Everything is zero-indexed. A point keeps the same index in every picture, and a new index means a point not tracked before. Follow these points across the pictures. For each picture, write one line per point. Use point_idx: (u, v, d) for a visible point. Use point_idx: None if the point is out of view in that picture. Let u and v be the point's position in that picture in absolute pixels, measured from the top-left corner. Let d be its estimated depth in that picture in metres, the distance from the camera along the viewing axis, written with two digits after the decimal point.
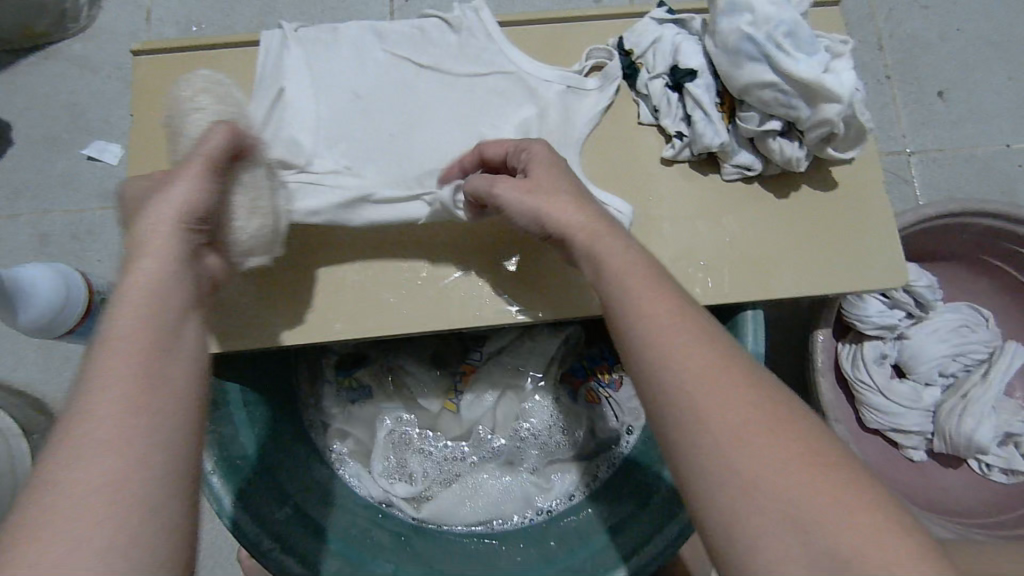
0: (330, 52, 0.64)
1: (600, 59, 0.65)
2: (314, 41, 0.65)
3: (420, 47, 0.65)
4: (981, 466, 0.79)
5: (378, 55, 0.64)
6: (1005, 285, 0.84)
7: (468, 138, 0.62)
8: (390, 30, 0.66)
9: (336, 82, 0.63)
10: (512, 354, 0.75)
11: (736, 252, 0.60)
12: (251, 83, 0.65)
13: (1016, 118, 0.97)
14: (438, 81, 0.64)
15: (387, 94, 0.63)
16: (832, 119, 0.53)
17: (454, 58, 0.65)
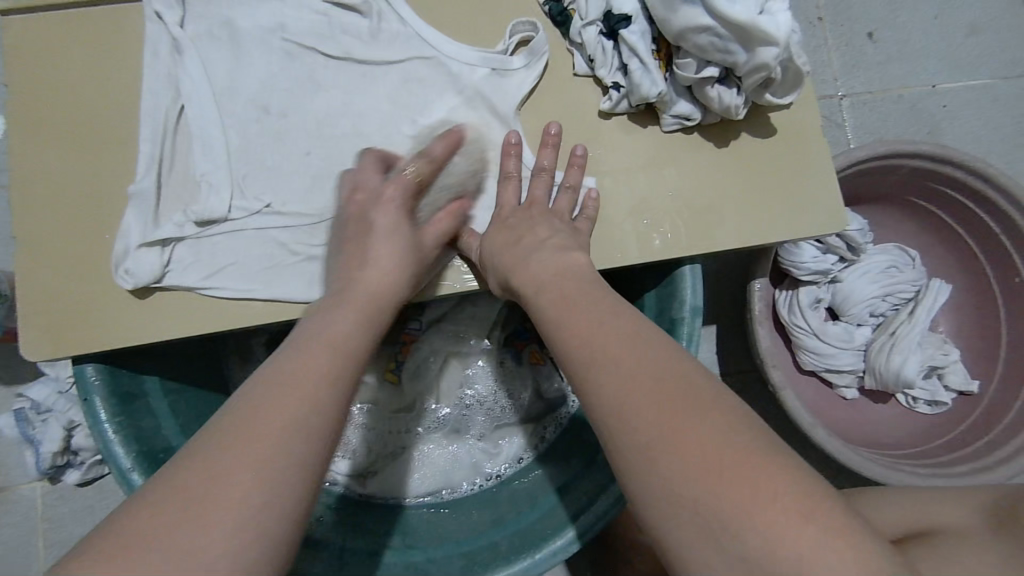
0: (231, 39, 0.59)
1: (524, 34, 0.61)
2: (207, 36, 0.59)
3: (325, 36, 0.60)
4: (908, 399, 0.84)
5: (280, 46, 0.60)
6: (931, 224, 0.87)
7: (387, 137, 0.59)
8: (288, 16, 0.61)
9: (232, 89, 0.59)
10: (452, 321, 0.73)
11: (674, 206, 0.59)
12: (137, 73, 0.59)
13: (941, 57, 0.99)
14: (349, 76, 0.60)
15: (295, 90, 0.59)
16: (769, 63, 0.51)
17: (364, 46, 0.60)
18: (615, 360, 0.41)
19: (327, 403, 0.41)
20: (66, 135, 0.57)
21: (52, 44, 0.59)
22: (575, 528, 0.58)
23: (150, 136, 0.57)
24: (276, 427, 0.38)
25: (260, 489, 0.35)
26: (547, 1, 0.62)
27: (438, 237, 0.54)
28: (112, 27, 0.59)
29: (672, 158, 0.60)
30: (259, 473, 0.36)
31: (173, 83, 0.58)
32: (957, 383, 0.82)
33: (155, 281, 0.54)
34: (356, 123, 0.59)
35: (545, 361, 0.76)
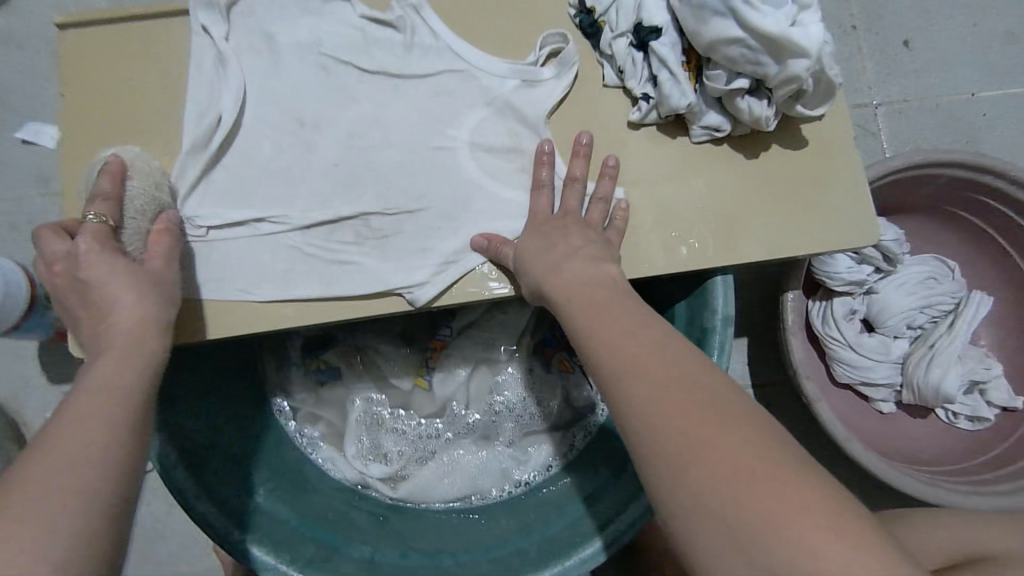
0: (271, 53, 0.62)
1: (555, 46, 0.62)
2: (246, 49, 0.61)
3: (360, 50, 0.62)
4: (947, 415, 0.81)
5: (317, 59, 0.62)
6: (970, 236, 0.84)
7: (419, 146, 0.60)
8: (323, 31, 0.62)
9: (267, 101, 0.61)
10: (482, 327, 0.74)
11: (706, 215, 0.59)
12: (180, 85, 0.61)
13: (980, 65, 0.97)
14: (383, 87, 0.62)
15: (330, 102, 0.61)
16: (800, 75, 0.51)
17: (397, 59, 0.62)
18: (642, 369, 0.41)
19: (120, 418, 0.41)
20: (115, 144, 0.60)
21: (102, 58, 0.62)
22: (603, 538, 0.58)
23: (191, 144, 0.58)
24: (100, 437, 0.40)
25: (60, 500, 0.36)
26: (578, 14, 0.62)
27: (164, 263, 0.51)
28: (159, 41, 0.62)
29: (704, 167, 0.60)
30: (51, 486, 0.37)
31: (212, 94, 0.60)
32: (1000, 399, 0.80)
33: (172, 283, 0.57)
34: (387, 133, 0.61)
35: (574, 368, 0.76)
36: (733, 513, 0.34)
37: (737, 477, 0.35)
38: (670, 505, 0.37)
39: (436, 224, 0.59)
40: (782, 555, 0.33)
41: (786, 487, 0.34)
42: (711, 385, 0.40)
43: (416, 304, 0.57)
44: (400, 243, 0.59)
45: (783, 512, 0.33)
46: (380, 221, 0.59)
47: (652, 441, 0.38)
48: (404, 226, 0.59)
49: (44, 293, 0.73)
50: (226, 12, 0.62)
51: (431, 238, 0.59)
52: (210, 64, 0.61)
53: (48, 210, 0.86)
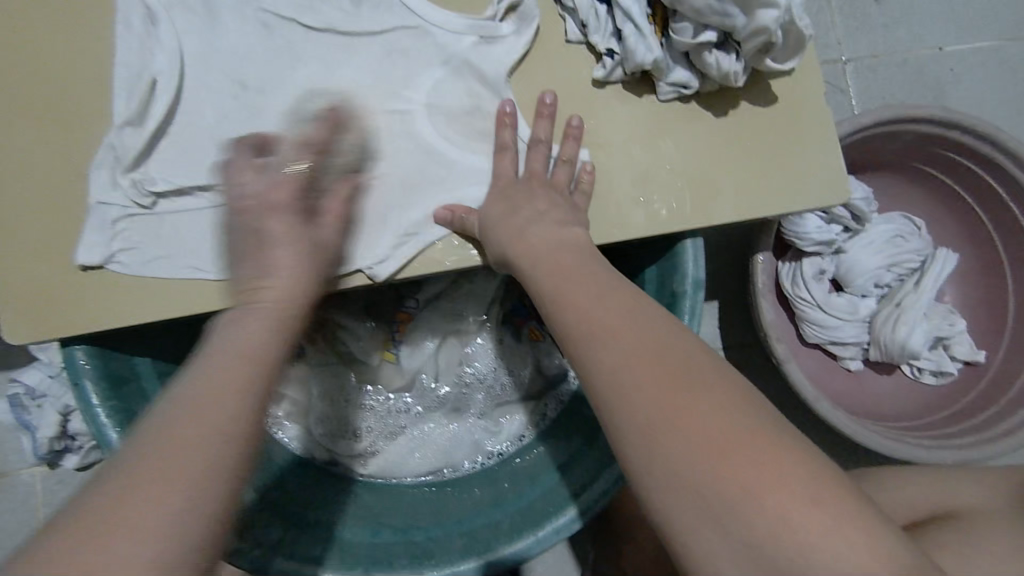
0: (210, 10, 0.57)
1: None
2: (182, 6, 0.57)
3: (305, 5, 0.58)
4: (913, 370, 0.83)
5: (259, 16, 0.58)
6: (937, 192, 0.84)
7: (372, 109, 0.57)
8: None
9: (208, 63, 0.57)
10: (449, 299, 0.72)
11: (675, 177, 0.57)
12: (107, 48, 0.56)
13: (947, 18, 0.96)
14: (331, 45, 0.58)
15: (275, 62, 0.57)
16: (769, 26, 0.49)
17: (346, 15, 0.58)
18: (609, 340, 0.40)
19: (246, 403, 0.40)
20: (43, 114, 0.56)
21: (19, 19, 0.56)
22: (577, 506, 0.57)
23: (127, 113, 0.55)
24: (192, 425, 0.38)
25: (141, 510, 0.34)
26: None
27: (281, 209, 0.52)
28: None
29: (672, 127, 0.58)
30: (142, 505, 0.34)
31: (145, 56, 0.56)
32: (963, 353, 0.81)
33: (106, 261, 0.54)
34: (339, 95, 0.57)
35: (544, 337, 0.75)
36: (703, 487, 0.33)
37: (706, 449, 0.34)
38: (640, 477, 0.36)
39: (394, 192, 0.56)
40: (752, 527, 0.32)
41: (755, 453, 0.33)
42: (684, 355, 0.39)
43: (377, 278, 0.55)
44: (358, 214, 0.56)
45: (754, 484, 0.32)
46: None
47: (624, 411, 0.37)
48: None
49: None
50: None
51: (388, 208, 0.56)
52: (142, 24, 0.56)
53: None
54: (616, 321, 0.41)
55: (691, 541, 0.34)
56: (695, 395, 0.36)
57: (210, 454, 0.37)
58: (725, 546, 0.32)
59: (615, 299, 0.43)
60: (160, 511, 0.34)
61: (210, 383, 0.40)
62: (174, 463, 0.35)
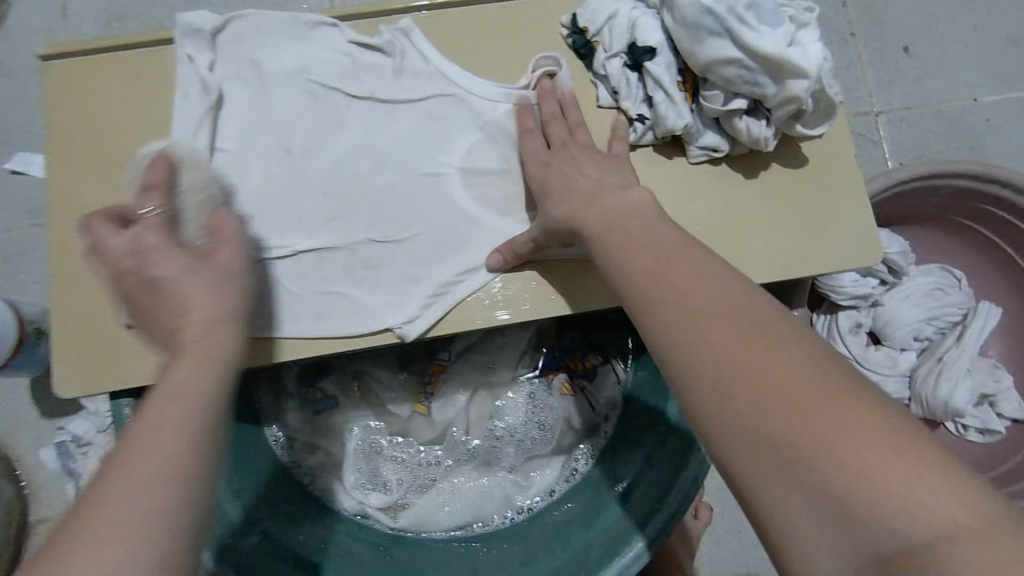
0: (259, 81, 0.61)
1: (548, 68, 0.61)
2: (234, 78, 0.61)
3: (348, 76, 0.61)
4: (957, 428, 0.79)
5: (305, 86, 0.61)
6: (977, 245, 0.83)
7: (410, 173, 0.59)
8: (308, 59, 0.61)
9: (257, 131, 0.60)
10: (480, 351, 0.73)
11: (707, 238, 0.57)
12: (163, 117, 0.60)
13: (981, 69, 0.96)
14: (373, 112, 0.60)
15: (318, 129, 0.60)
16: (799, 96, 0.50)
17: (387, 84, 0.61)
18: (691, 323, 0.40)
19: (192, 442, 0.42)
20: (103, 180, 0.59)
21: (84, 91, 0.61)
22: (643, 538, 0.59)
23: None
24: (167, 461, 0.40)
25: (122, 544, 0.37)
26: (570, 34, 0.61)
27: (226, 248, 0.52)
28: (143, 71, 0.61)
29: (704, 189, 0.58)
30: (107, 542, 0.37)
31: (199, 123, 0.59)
32: (1011, 410, 0.79)
33: None
34: (379, 160, 0.60)
35: (576, 390, 0.74)
36: (814, 473, 0.33)
37: (815, 433, 0.34)
38: None
39: (428, 252, 0.58)
40: (869, 508, 0.32)
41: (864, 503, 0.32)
42: (774, 331, 0.38)
43: (408, 338, 0.56)
44: (392, 274, 0.58)
45: (869, 464, 0.32)
46: (370, 250, 0.58)
47: (715, 406, 0.37)
48: (394, 256, 0.58)
49: (35, 330, 0.73)
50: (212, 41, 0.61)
51: (422, 268, 0.58)
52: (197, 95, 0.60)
53: (37, 241, 0.85)
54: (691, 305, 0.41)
55: (805, 524, 0.33)
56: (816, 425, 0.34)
57: (159, 498, 0.39)
58: (839, 531, 0.32)
59: (714, 308, 0.40)
60: (111, 560, 0.36)
61: (182, 425, 0.43)
62: (131, 511, 0.38)
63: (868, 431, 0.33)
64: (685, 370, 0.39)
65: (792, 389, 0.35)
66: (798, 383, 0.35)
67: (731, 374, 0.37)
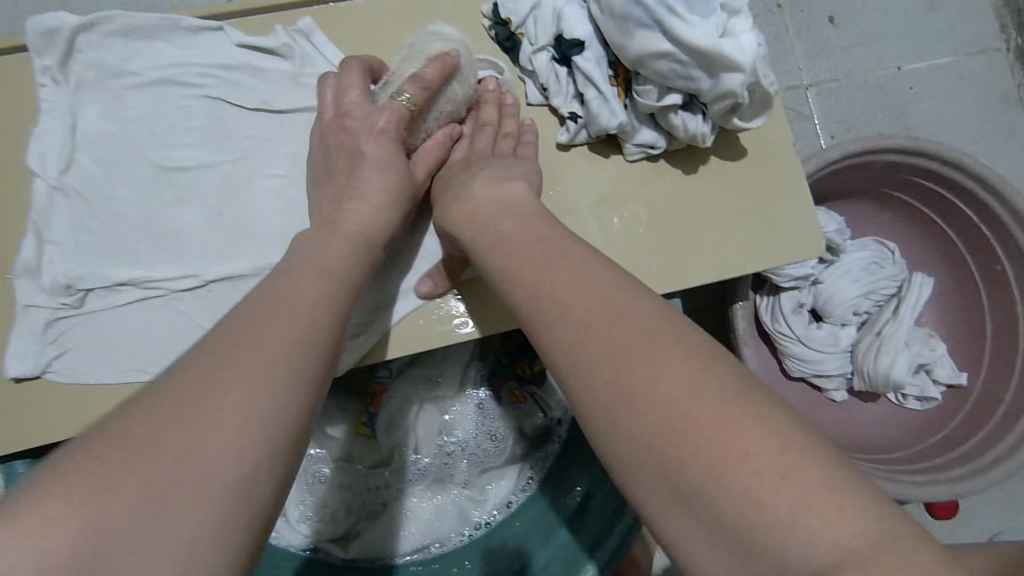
0: (139, 93, 0.54)
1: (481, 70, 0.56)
2: (107, 90, 0.54)
3: (243, 80, 0.55)
4: (897, 396, 0.82)
5: (195, 97, 0.54)
6: (906, 216, 0.84)
7: None
8: (196, 62, 0.55)
9: (131, 152, 0.53)
10: (423, 364, 0.70)
11: (647, 239, 0.55)
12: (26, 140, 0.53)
13: (903, 37, 0.96)
14: (267, 124, 0.55)
15: (215, 143, 0.54)
16: (736, 90, 0.47)
17: (287, 93, 0.55)
18: (614, 353, 0.35)
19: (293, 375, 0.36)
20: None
21: None
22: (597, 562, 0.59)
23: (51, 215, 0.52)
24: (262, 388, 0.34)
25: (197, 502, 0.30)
26: (492, 25, 0.56)
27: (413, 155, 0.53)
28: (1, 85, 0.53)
29: (640, 186, 0.56)
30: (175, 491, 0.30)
31: (72, 148, 0.52)
32: (945, 377, 0.80)
33: (39, 371, 0.50)
34: (286, 174, 0.54)
35: (526, 397, 0.70)
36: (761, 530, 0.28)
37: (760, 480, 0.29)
38: None
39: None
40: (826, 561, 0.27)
41: (763, 550, 0.28)
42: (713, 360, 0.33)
43: (335, 372, 0.52)
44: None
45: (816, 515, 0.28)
46: None
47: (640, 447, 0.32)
48: None
49: None
50: (69, 45, 0.53)
51: None
52: (67, 109, 0.53)
53: None
54: (622, 323, 0.36)
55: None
56: (721, 469, 0.29)
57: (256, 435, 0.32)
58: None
59: (654, 336, 0.35)
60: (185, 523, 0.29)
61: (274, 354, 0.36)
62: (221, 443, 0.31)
63: (792, 466, 0.29)
64: (612, 411, 0.33)
65: (705, 422, 0.31)
66: (709, 419, 0.31)
67: (666, 411, 0.32)
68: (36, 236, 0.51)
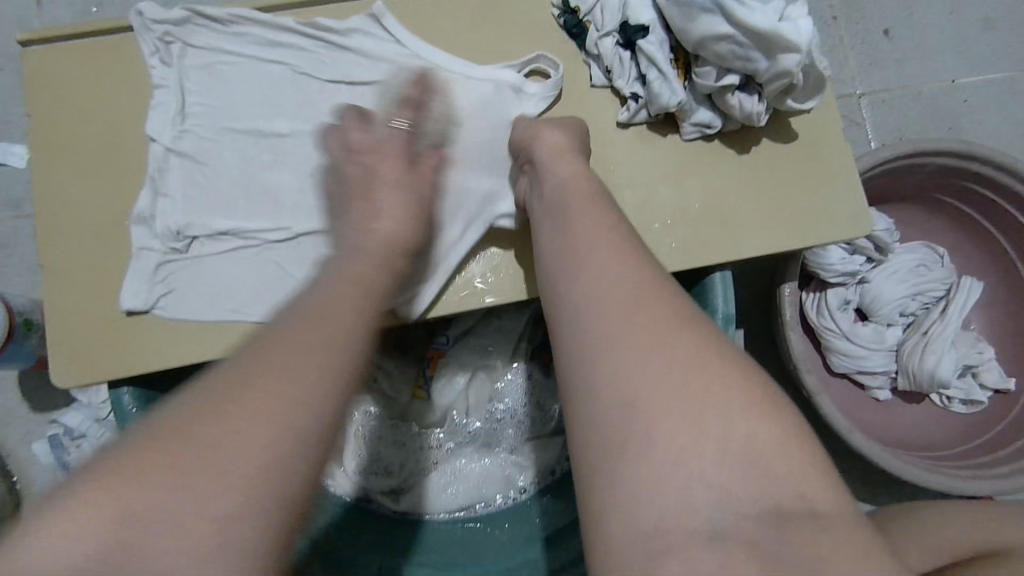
0: (236, 66, 0.60)
1: (543, 66, 0.61)
2: (207, 68, 0.60)
3: (324, 56, 0.61)
4: (942, 399, 0.82)
5: (282, 71, 0.60)
6: (957, 222, 0.85)
7: None
8: (285, 32, 0.61)
9: (231, 121, 0.59)
10: (478, 335, 0.73)
11: (700, 212, 0.58)
12: (144, 106, 0.59)
13: (957, 50, 0.98)
14: (351, 98, 0.60)
15: (299, 111, 0.60)
16: (791, 70, 0.51)
17: (364, 67, 0.61)
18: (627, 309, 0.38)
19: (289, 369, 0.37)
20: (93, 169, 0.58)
21: (65, 83, 0.59)
22: None
23: (164, 172, 0.58)
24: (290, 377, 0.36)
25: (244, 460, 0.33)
26: (562, 13, 0.61)
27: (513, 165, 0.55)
28: (111, 61, 0.60)
29: (694, 164, 0.59)
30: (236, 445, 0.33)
31: (184, 120, 0.59)
32: (992, 382, 0.80)
33: (148, 308, 0.56)
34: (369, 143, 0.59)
35: None
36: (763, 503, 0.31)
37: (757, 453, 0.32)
38: None
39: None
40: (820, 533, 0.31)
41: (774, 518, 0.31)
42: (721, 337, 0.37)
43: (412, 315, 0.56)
44: None
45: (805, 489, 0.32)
46: None
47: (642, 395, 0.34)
48: None
49: (23, 321, 0.63)
50: (182, 21, 0.60)
51: None
52: (177, 83, 0.59)
53: (24, 233, 0.80)
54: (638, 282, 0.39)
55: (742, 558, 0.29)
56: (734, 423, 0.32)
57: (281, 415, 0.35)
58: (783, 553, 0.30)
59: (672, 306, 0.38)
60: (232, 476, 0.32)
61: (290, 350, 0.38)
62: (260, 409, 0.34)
63: None
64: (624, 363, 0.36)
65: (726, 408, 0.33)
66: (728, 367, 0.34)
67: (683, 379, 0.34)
68: (153, 189, 0.58)
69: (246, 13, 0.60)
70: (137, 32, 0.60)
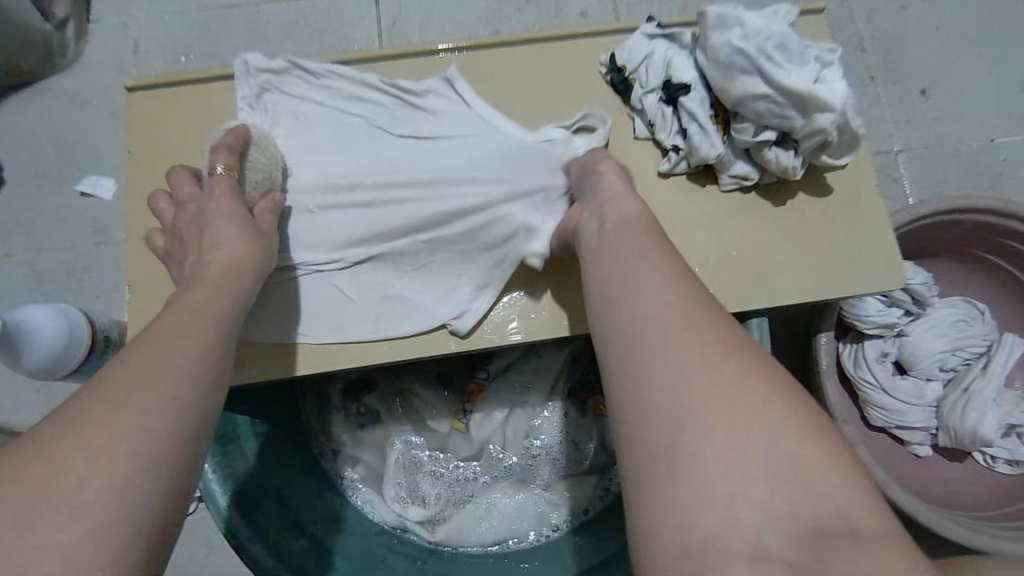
0: (316, 114, 0.66)
1: (591, 124, 0.65)
2: (289, 112, 0.66)
3: (395, 112, 0.66)
4: (985, 458, 0.80)
5: (356, 123, 0.66)
6: (998, 279, 0.85)
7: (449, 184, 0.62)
8: (364, 89, 0.66)
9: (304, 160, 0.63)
10: (517, 371, 0.75)
11: (737, 260, 0.61)
12: None
13: (997, 110, 0.99)
14: (416, 149, 0.64)
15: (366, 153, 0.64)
16: (826, 128, 0.54)
17: (429, 121, 0.65)
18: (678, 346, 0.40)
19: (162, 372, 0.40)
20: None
21: (159, 124, 0.66)
22: None
23: None
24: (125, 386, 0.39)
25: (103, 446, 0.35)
26: (609, 72, 0.66)
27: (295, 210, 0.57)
28: (201, 104, 0.67)
29: (733, 214, 0.62)
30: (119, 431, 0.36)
31: None
32: None
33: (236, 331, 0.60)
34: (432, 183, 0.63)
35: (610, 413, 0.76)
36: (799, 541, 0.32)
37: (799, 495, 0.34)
38: None
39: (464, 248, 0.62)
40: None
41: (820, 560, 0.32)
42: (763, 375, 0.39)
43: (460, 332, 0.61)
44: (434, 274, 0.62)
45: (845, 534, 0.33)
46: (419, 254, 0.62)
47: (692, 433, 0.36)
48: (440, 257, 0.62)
49: (105, 337, 0.68)
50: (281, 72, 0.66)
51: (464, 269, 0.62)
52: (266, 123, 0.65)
53: (104, 257, 0.87)
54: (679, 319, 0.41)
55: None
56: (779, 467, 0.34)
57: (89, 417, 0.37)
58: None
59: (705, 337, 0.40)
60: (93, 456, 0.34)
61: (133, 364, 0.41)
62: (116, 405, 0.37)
63: None
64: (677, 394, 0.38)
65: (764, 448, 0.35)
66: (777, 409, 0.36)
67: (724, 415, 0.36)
68: None
69: (339, 69, 0.67)
70: (239, 78, 0.66)
